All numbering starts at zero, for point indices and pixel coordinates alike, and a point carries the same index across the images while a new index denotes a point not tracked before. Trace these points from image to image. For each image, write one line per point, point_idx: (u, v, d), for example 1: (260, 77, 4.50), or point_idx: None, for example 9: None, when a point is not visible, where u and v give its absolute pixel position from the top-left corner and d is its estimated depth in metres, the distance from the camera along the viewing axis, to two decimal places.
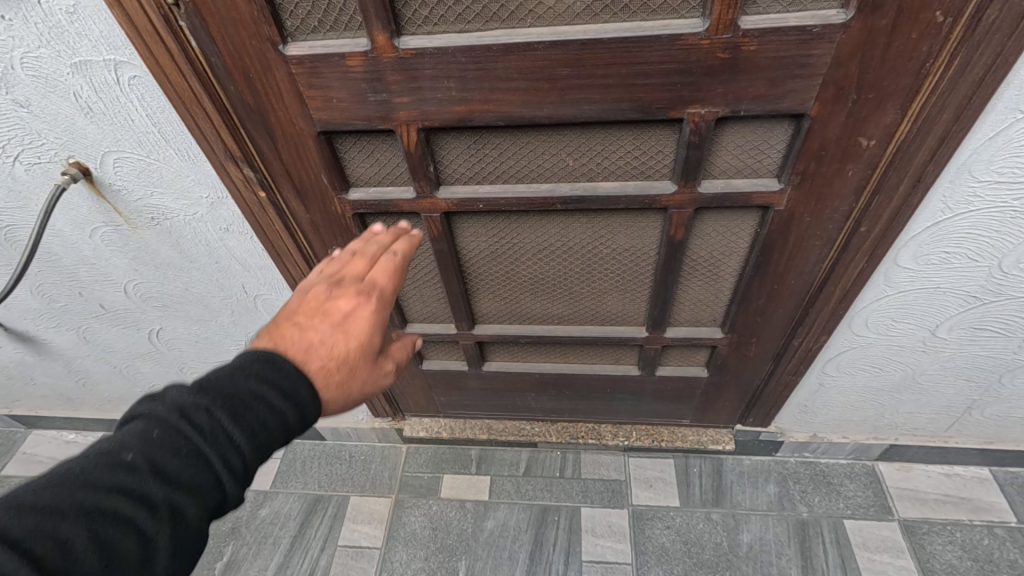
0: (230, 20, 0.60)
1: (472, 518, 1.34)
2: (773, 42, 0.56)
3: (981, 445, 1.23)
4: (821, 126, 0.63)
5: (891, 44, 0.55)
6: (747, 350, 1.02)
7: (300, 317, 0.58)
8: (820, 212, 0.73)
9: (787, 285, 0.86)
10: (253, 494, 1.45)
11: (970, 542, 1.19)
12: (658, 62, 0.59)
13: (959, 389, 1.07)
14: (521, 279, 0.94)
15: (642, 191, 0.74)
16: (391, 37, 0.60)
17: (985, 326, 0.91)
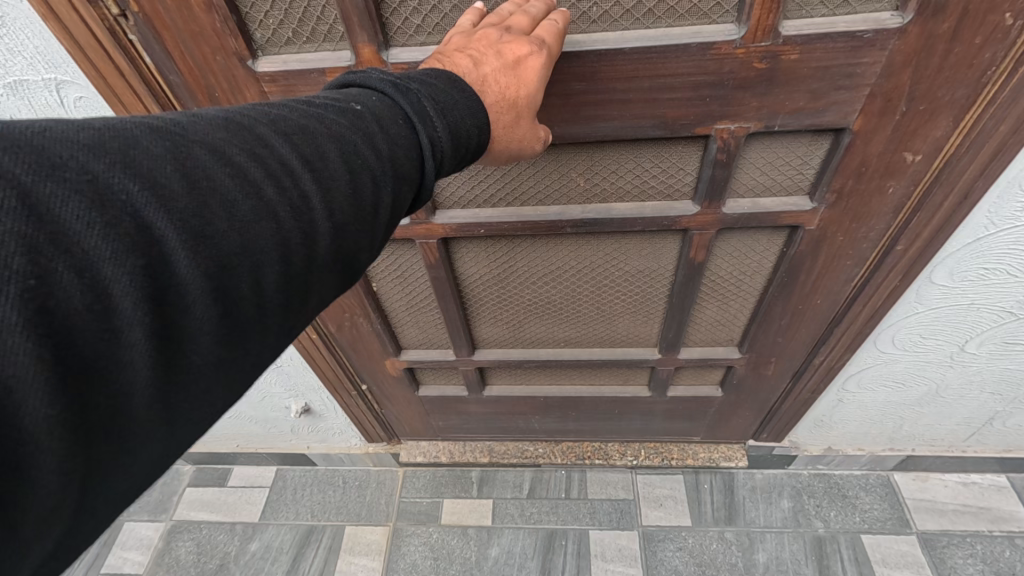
0: (188, 34, 0.52)
1: (475, 546, 1.28)
2: (818, 50, 0.51)
3: (999, 454, 1.19)
4: (864, 142, 0.58)
5: (949, 50, 0.50)
6: (765, 369, 0.97)
7: (472, 49, 0.47)
8: (852, 231, 0.69)
9: (810, 306, 0.81)
10: (241, 526, 1.37)
11: (991, 555, 1.15)
12: (689, 73, 0.54)
13: (983, 401, 1.02)
14: (527, 303, 0.89)
15: (660, 213, 0.69)
16: (378, 50, 0.53)
17: (1016, 341, 0.86)
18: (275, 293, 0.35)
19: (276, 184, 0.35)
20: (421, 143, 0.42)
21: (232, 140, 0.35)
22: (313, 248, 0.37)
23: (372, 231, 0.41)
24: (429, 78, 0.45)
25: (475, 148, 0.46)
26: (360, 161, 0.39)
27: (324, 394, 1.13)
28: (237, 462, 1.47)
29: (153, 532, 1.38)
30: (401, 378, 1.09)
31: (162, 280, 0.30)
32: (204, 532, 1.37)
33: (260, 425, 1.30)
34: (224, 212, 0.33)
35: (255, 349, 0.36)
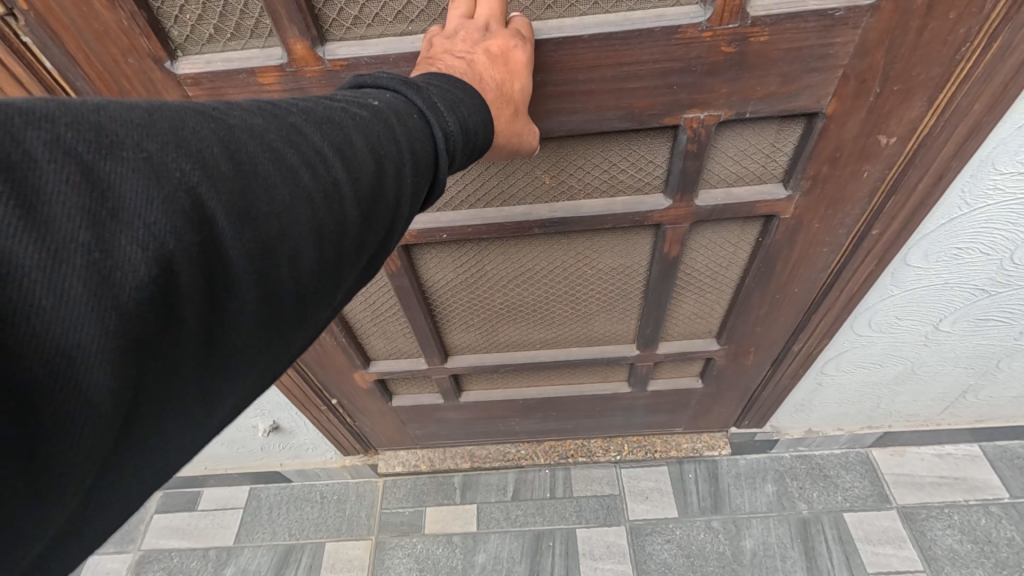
0: (91, 34, 0.47)
1: (462, 554, 1.25)
2: (789, 30, 0.48)
3: (971, 424, 1.21)
4: (838, 126, 0.56)
5: (924, 26, 0.48)
6: (744, 359, 0.96)
7: (460, 52, 0.44)
8: (829, 218, 0.67)
9: (789, 295, 0.79)
10: (215, 551, 1.31)
11: (968, 524, 1.17)
12: (655, 60, 0.51)
13: (957, 375, 1.03)
14: (498, 307, 0.85)
15: (632, 208, 0.66)
16: (312, 45, 0.48)
17: (989, 316, 0.86)
18: (308, 281, 0.35)
19: (311, 170, 0.34)
20: (438, 136, 0.39)
21: (271, 126, 0.33)
22: (344, 237, 0.36)
23: (396, 220, 0.40)
24: (434, 79, 0.42)
25: (482, 143, 0.44)
26: (386, 152, 0.36)
27: (292, 410, 1.08)
28: (206, 485, 1.40)
29: (119, 564, 1.31)
30: (372, 389, 1.04)
31: (208, 268, 0.30)
32: (176, 560, 1.30)
33: (227, 446, 1.23)
34: (265, 194, 0.31)
35: (285, 332, 0.37)
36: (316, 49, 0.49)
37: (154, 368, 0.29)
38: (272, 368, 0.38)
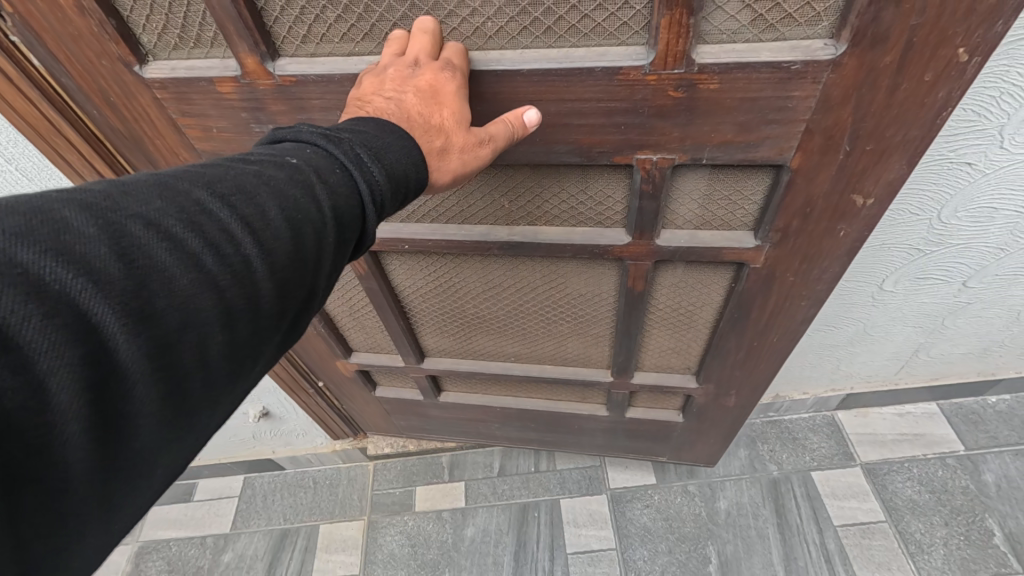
0: (68, 37, 0.51)
1: (451, 528, 1.30)
2: (741, 80, 0.49)
3: (928, 383, 1.29)
4: (808, 180, 0.58)
5: (891, 85, 0.48)
6: (724, 400, 1.00)
7: (388, 90, 0.47)
8: (805, 270, 0.69)
9: (770, 340, 0.83)
10: (212, 539, 1.34)
11: (927, 476, 1.24)
12: (598, 99, 0.53)
13: (907, 334, 1.10)
14: (471, 317, 0.90)
15: (591, 240, 0.70)
16: (262, 60, 0.52)
17: (927, 275, 0.93)
18: (215, 362, 0.36)
19: (215, 253, 0.35)
20: (363, 191, 0.42)
21: (170, 210, 0.34)
22: (255, 314, 0.38)
23: (316, 283, 0.42)
24: (362, 125, 0.44)
25: (413, 191, 0.46)
26: (301, 219, 0.38)
27: (281, 395, 1.13)
28: (201, 476, 1.44)
29: (119, 556, 1.34)
30: (355, 379, 1.09)
31: (103, 371, 0.30)
32: (174, 549, 1.34)
33: (221, 435, 1.27)
34: (163, 287, 0.32)
35: (196, 413, 0.37)
36: (268, 64, 0.53)
37: (38, 478, 0.29)
38: (183, 448, 0.39)
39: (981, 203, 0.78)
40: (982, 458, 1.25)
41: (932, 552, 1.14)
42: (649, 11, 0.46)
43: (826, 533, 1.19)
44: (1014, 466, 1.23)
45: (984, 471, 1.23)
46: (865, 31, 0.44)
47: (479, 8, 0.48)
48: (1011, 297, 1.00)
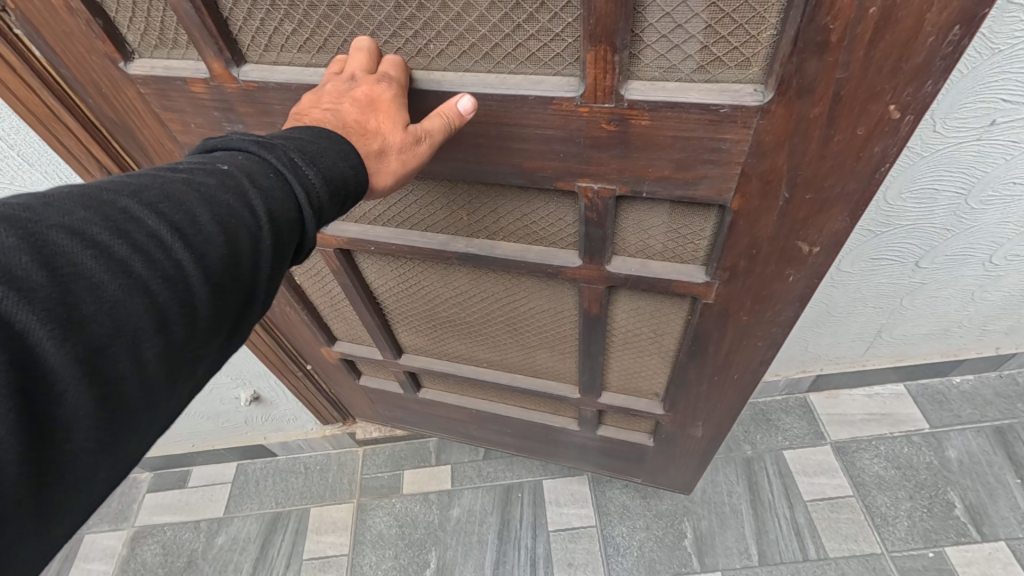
0: (62, 33, 0.56)
1: (437, 509, 1.34)
2: (671, 119, 0.48)
3: (895, 363, 1.34)
4: (748, 224, 0.56)
5: (823, 137, 0.47)
6: (692, 430, 0.98)
7: (325, 102, 0.48)
8: (756, 312, 0.68)
9: (732, 377, 0.81)
10: (206, 522, 1.39)
11: (893, 453, 1.30)
12: (537, 125, 0.53)
13: (869, 315, 1.15)
14: (441, 319, 0.94)
15: (544, 260, 0.70)
16: (228, 65, 0.56)
17: (881, 256, 0.98)
18: (155, 369, 0.36)
19: (144, 259, 0.35)
20: (299, 193, 0.41)
21: (94, 219, 0.34)
22: (193, 319, 0.37)
23: (254, 288, 0.41)
24: (296, 132, 0.44)
25: (351, 193, 0.45)
26: (234, 222, 0.38)
27: (271, 379, 1.18)
28: (196, 463, 1.48)
29: (116, 540, 1.38)
30: (339, 366, 1.14)
31: (27, 382, 0.30)
32: (169, 533, 1.38)
33: (213, 421, 1.32)
34: (91, 294, 0.32)
35: (138, 423, 0.37)
36: (233, 70, 0.56)
37: None
38: (115, 470, 0.37)
39: (922, 185, 0.84)
40: (946, 435, 1.31)
41: (896, 524, 1.20)
42: (578, 46, 0.47)
43: (797, 508, 1.24)
44: (976, 442, 1.29)
45: (947, 447, 1.29)
46: (789, 82, 0.43)
47: (420, 30, 0.50)
48: (963, 278, 1.05)
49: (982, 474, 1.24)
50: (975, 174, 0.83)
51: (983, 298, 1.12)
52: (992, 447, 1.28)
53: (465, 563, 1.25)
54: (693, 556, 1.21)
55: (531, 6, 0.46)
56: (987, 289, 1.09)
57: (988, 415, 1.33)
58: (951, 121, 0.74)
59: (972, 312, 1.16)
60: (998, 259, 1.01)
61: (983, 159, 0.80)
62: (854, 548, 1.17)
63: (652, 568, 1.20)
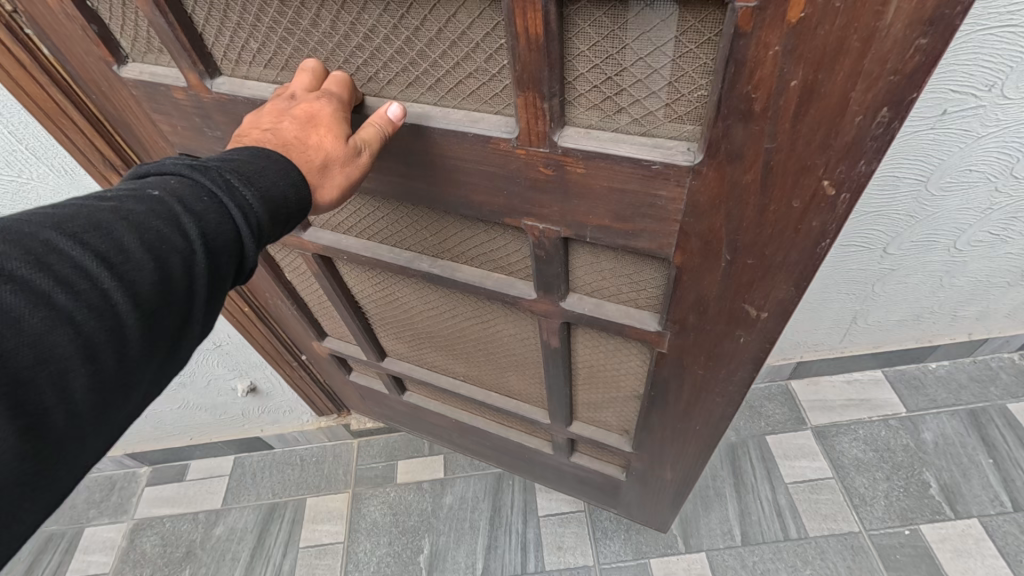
0: (65, 35, 0.60)
1: (431, 497, 1.38)
2: (604, 169, 0.46)
3: (872, 350, 1.38)
4: (693, 283, 0.53)
5: (759, 206, 0.43)
6: (661, 472, 0.96)
7: (266, 122, 0.47)
8: (712, 369, 0.64)
9: (695, 428, 0.78)
10: (204, 514, 1.41)
11: (871, 436, 1.34)
12: (477, 162, 0.51)
13: (843, 302, 1.20)
14: (418, 330, 0.96)
15: (502, 289, 0.69)
16: (202, 77, 0.57)
17: (849, 242, 1.04)
18: (84, 402, 0.35)
19: (67, 289, 0.33)
20: (235, 214, 0.40)
21: (12, 251, 0.32)
22: (124, 350, 0.36)
23: (191, 315, 0.40)
24: (232, 154, 0.43)
25: (290, 211, 0.43)
26: (166, 248, 0.37)
27: (267, 369, 1.21)
28: (193, 457, 1.51)
29: (116, 532, 1.41)
30: (330, 360, 1.17)
31: None
32: (168, 525, 1.41)
33: (210, 413, 1.35)
34: (9, 329, 0.31)
35: (71, 456, 0.35)
36: (205, 82, 0.58)
37: None
38: (50, 506, 0.36)
39: (882, 172, 0.89)
40: (922, 419, 1.35)
41: (874, 503, 1.24)
42: (512, 91, 0.45)
43: (778, 490, 1.28)
44: (950, 425, 1.33)
45: (923, 430, 1.33)
46: (717, 147, 0.40)
47: (368, 59, 0.50)
48: (929, 263, 1.10)
49: (956, 455, 1.29)
50: (933, 161, 0.88)
51: (951, 284, 1.17)
52: (966, 429, 1.32)
53: (458, 548, 1.29)
54: (678, 537, 1.24)
55: (466, 45, 0.45)
56: (954, 275, 1.14)
57: (962, 398, 1.38)
58: None
59: (942, 297, 1.21)
60: (962, 245, 1.06)
61: (938, 147, 0.85)
62: (832, 527, 1.22)
63: (639, 550, 1.24)
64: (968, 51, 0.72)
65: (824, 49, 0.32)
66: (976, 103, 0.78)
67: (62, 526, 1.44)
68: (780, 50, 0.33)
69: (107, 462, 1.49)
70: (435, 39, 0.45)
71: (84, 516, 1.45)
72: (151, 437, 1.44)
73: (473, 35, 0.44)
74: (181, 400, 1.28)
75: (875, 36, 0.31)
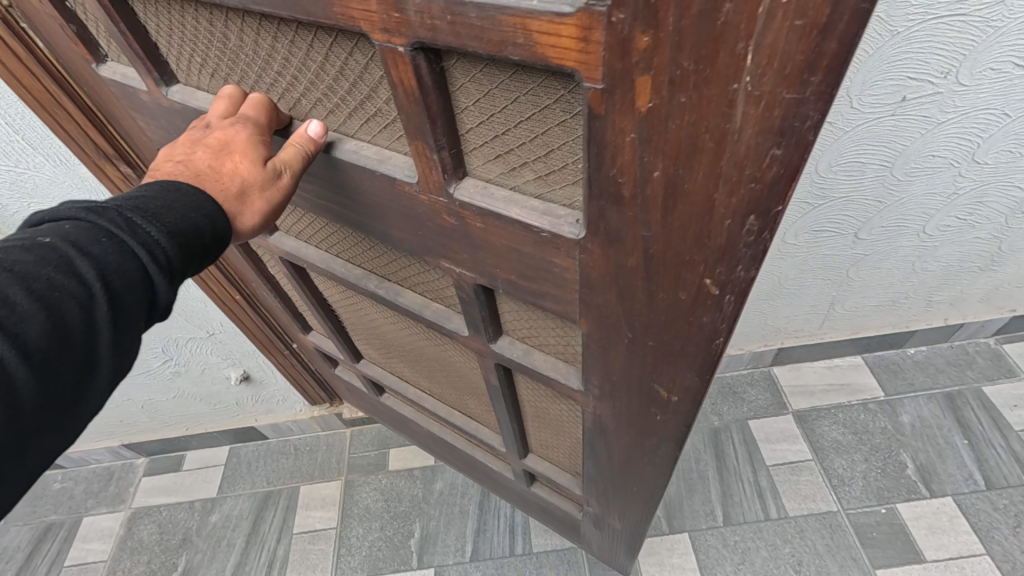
0: (50, 32, 0.62)
1: (422, 483, 1.41)
2: (500, 229, 0.46)
3: (852, 335, 1.42)
4: (604, 350, 0.53)
5: (647, 287, 0.42)
6: (611, 519, 0.92)
7: (178, 154, 0.49)
8: (639, 437, 0.63)
9: (634, 488, 0.76)
10: (200, 503, 1.45)
11: (851, 419, 1.37)
12: (390, 202, 0.52)
13: (820, 287, 1.23)
14: (385, 340, 0.99)
15: (440, 319, 0.70)
16: (158, 84, 0.58)
17: (822, 228, 1.07)
18: None
19: None
20: (139, 253, 0.41)
21: None
22: (15, 400, 0.34)
23: (94, 361, 0.38)
24: (132, 198, 0.43)
25: (198, 248, 0.44)
26: (58, 291, 0.36)
27: (260, 358, 1.25)
28: (189, 448, 1.54)
29: (113, 522, 1.44)
30: (316, 353, 1.20)
31: None
32: (164, 513, 1.44)
33: (205, 402, 1.38)
34: None
35: None
36: (161, 90, 0.58)
37: None
38: None
39: (849, 158, 0.93)
40: (900, 402, 1.39)
41: (852, 484, 1.27)
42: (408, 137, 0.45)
43: (760, 472, 1.32)
44: (927, 407, 1.37)
45: (901, 413, 1.37)
46: (598, 224, 0.39)
47: (290, 87, 0.51)
48: (900, 248, 1.13)
49: (932, 437, 1.32)
50: (896, 147, 0.91)
51: (924, 268, 1.20)
52: (942, 411, 1.36)
53: (448, 532, 1.32)
54: (662, 519, 1.28)
55: (368, 86, 0.45)
56: (926, 259, 1.17)
57: (939, 381, 1.41)
58: (866, 97, 0.82)
59: (916, 282, 1.25)
60: (931, 229, 1.09)
61: (901, 133, 0.89)
62: (811, 507, 1.25)
63: None
64: (921, 40, 0.75)
65: (677, 146, 0.31)
66: (933, 89, 0.82)
67: (61, 515, 1.47)
68: (635, 138, 0.32)
69: (105, 453, 1.51)
70: (341, 75, 0.46)
71: (82, 506, 1.48)
72: (147, 428, 1.46)
73: (371, 77, 0.44)
74: (175, 390, 1.31)
75: (724, 143, 0.30)
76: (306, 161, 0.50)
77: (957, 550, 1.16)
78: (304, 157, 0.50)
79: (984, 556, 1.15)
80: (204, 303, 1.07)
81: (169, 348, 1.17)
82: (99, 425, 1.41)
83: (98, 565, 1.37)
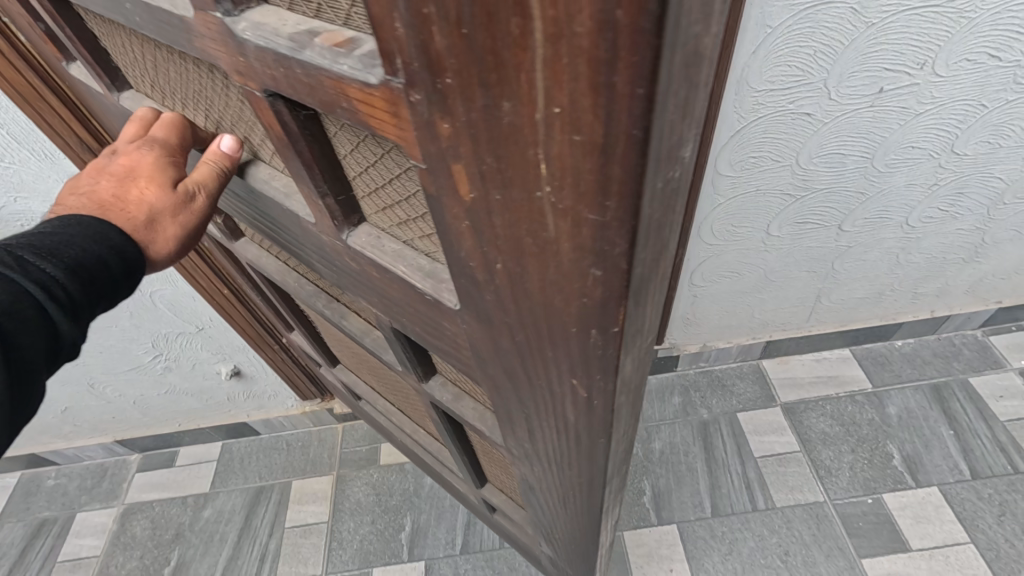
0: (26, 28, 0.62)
1: (413, 478, 1.41)
2: (392, 282, 0.44)
3: (839, 328, 1.43)
4: (505, 411, 0.50)
5: (523, 367, 0.39)
6: (559, 558, 0.89)
7: (83, 185, 0.46)
8: (559, 494, 0.61)
9: (571, 536, 0.73)
10: (193, 498, 1.45)
11: (838, 411, 1.39)
12: (308, 240, 0.51)
13: (806, 280, 1.24)
14: (351, 351, 1.00)
15: (379, 347, 0.70)
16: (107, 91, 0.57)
17: (806, 220, 1.08)
18: None
19: None
20: (36, 292, 0.39)
21: None
22: None
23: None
24: (22, 238, 0.41)
25: (103, 282, 0.42)
26: None
27: (250, 353, 1.25)
28: (182, 444, 1.54)
29: (106, 517, 1.45)
30: (301, 351, 1.20)
31: None
32: (157, 509, 1.45)
33: (197, 398, 1.39)
34: None
35: None
36: (114, 96, 0.57)
37: None
38: None
39: (830, 150, 0.93)
40: (887, 394, 1.40)
41: (839, 475, 1.28)
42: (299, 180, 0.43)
43: (748, 464, 1.33)
44: (914, 399, 1.38)
45: (888, 404, 1.38)
46: (469, 304, 0.36)
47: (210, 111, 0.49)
48: (884, 240, 1.15)
49: (919, 428, 1.33)
50: (876, 139, 0.92)
51: (908, 260, 1.22)
52: (929, 402, 1.37)
53: (438, 525, 1.33)
54: (651, 510, 1.29)
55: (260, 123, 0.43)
56: (910, 251, 1.19)
57: (926, 373, 1.42)
58: (844, 89, 0.83)
59: (901, 274, 1.26)
60: (914, 221, 1.10)
61: (880, 124, 0.90)
62: (798, 498, 1.26)
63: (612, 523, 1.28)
64: (896, 31, 0.76)
65: (506, 241, 0.28)
66: (910, 81, 0.83)
67: (55, 512, 1.47)
68: (469, 225, 0.29)
69: (98, 450, 1.52)
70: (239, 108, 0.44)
71: (76, 502, 1.49)
72: (139, 425, 1.47)
73: None
74: (166, 386, 1.32)
75: (547, 246, 0.27)
76: (222, 180, 0.47)
77: (942, 539, 1.17)
78: (219, 176, 0.47)
79: (968, 544, 1.16)
80: (192, 299, 1.08)
81: (159, 344, 1.18)
82: (92, 422, 1.42)
83: (91, 560, 1.38)
